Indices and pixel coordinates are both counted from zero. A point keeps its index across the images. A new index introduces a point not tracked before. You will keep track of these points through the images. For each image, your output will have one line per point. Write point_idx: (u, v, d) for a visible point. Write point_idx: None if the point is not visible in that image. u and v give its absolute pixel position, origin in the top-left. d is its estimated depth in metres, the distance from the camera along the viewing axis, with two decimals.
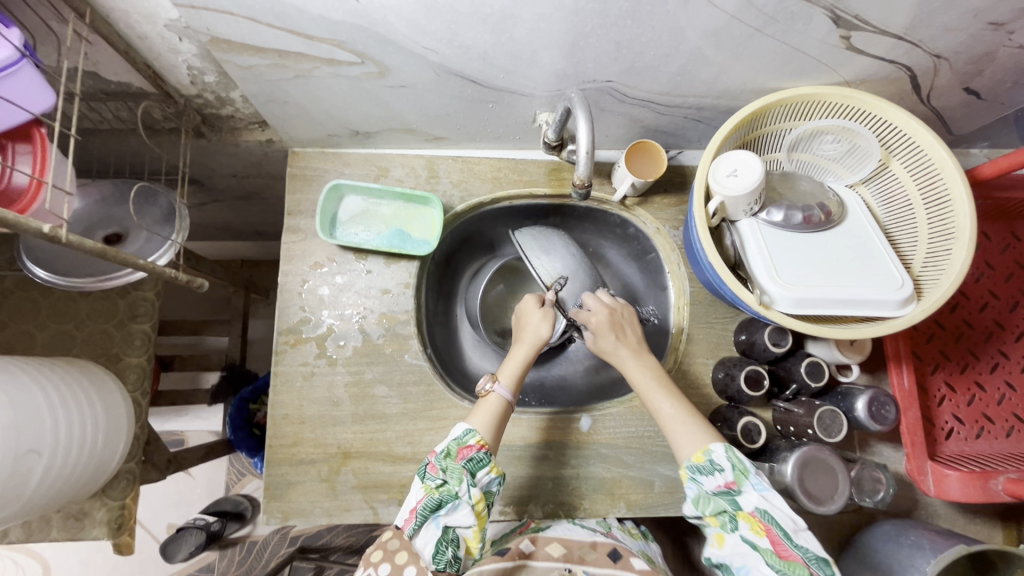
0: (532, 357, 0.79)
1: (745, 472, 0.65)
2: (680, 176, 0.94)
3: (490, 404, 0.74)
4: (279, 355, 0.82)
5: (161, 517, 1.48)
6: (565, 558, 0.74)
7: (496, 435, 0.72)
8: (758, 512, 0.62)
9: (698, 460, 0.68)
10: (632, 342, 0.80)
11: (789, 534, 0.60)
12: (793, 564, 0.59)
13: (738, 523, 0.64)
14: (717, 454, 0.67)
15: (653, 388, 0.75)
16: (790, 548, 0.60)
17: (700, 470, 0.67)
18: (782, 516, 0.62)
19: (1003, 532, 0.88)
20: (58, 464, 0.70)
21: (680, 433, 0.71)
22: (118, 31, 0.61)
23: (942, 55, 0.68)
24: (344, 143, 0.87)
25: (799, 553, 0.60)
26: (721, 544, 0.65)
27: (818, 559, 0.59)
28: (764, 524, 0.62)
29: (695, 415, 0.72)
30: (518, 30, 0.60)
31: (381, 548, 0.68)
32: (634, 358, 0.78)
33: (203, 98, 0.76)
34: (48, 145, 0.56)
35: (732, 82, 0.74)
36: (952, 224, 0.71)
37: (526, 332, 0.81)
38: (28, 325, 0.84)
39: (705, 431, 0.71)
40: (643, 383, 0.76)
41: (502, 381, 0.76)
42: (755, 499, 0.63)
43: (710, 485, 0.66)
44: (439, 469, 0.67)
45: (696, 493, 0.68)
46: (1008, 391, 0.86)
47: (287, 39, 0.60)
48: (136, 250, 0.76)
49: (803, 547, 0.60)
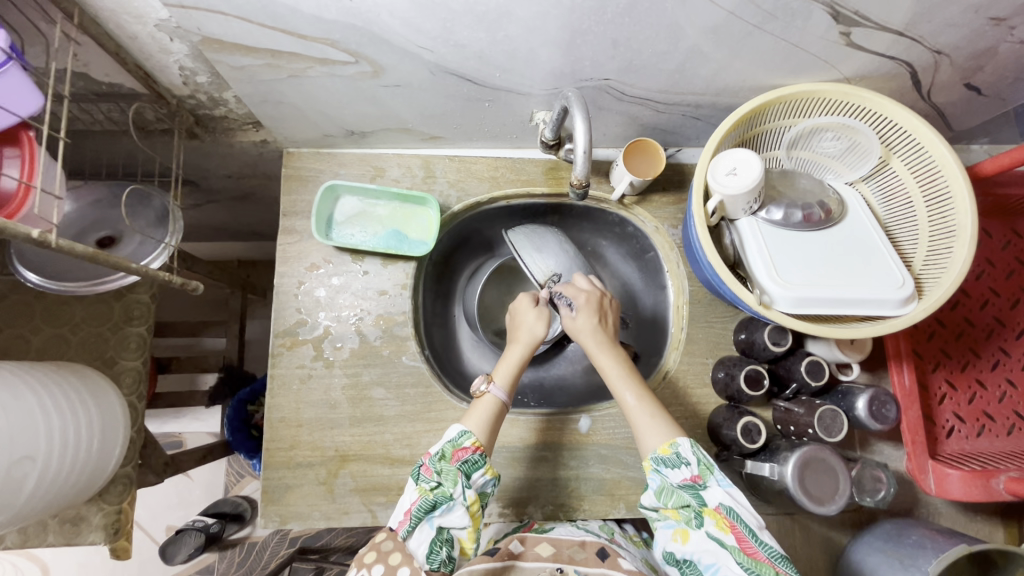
0: (526, 357, 0.79)
1: (709, 467, 0.66)
2: (679, 174, 0.93)
3: (485, 405, 0.73)
4: (275, 358, 0.81)
5: (160, 519, 1.48)
6: (555, 558, 0.70)
7: (491, 436, 0.71)
8: (723, 507, 0.63)
9: (664, 452, 0.67)
10: (608, 333, 0.79)
11: (754, 531, 0.61)
12: (759, 562, 0.59)
13: (703, 519, 0.63)
14: (684, 448, 0.67)
15: (621, 381, 0.74)
16: (756, 545, 0.60)
17: (665, 462, 0.66)
18: (746, 514, 0.62)
19: (1004, 531, 0.88)
20: (53, 470, 0.69)
21: (647, 426, 0.70)
22: (108, 31, 0.60)
23: (943, 51, 0.67)
24: (340, 143, 0.86)
25: (764, 551, 0.59)
26: (686, 540, 0.63)
27: (781, 558, 0.59)
28: (730, 521, 0.62)
29: (663, 409, 0.72)
30: (514, 28, 0.59)
31: (375, 549, 0.66)
32: (606, 349, 0.77)
33: (196, 99, 0.75)
34: (37, 148, 0.55)
35: (731, 79, 0.73)
36: (953, 222, 0.70)
37: (521, 331, 0.80)
38: (22, 329, 0.83)
39: (671, 426, 0.70)
40: (611, 375, 0.75)
41: (497, 382, 0.76)
42: (720, 495, 0.64)
43: (676, 478, 0.66)
44: (434, 471, 0.67)
45: (659, 485, 0.67)
46: (1009, 389, 0.86)
47: (280, 39, 0.59)
48: (129, 253, 0.75)
49: (767, 544, 0.60)
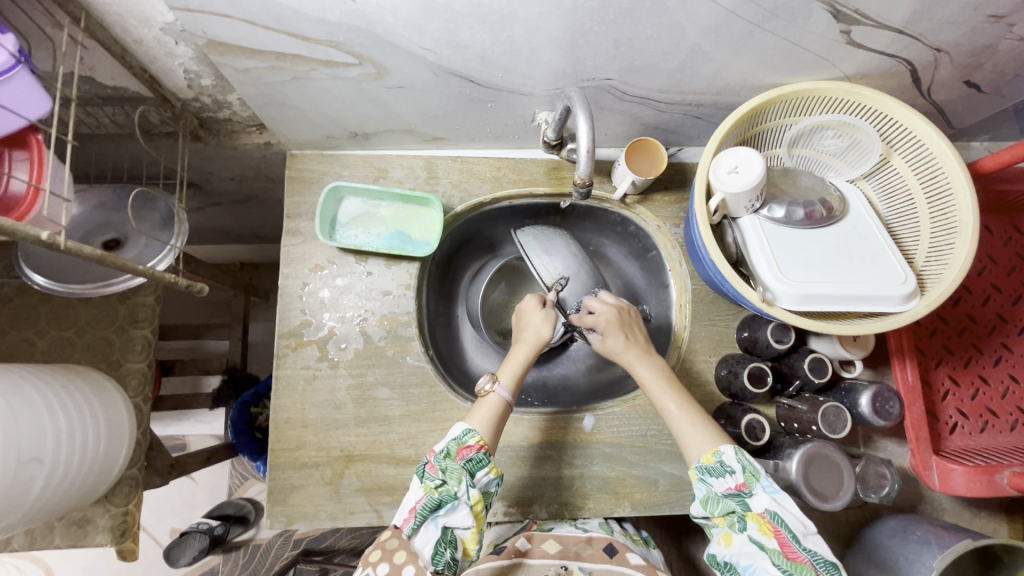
0: (532, 358, 0.79)
1: (755, 474, 0.65)
2: (680, 174, 0.94)
3: (488, 405, 0.73)
4: (280, 359, 0.81)
5: (164, 521, 1.48)
6: (561, 554, 0.74)
7: (496, 434, 0.72)
8: (768, 514, 0.62)
9: (708, 461, 0.67)
10: (642, 343, 0.79)
11: (798, 536, 0.61)
12: (800, 566, 0.60)
13: (747, 523, 0.64)
14: (727, 455, 0.67)
15: (662, 390, 0.74)
16: (799, 550, 0.60)
17: (710, 471, 0.67)
18: (793, 519, 0.62)
19: (1009, 527, 0.88)
20: (60, 472, 0.70)
21: (690, 436, 0.70)
22: (114, 35, 0.61)
23: (942, 49, 0.68)
24: (343, 145, 0.86)
25: (807, 555, 0.60)
26: (729, 544, 0.65)
27: (827, 563, 0.60)
28: (774, 526, 0.62)
29: (706, 416, 0.72)
30: (517, 29, 0.60)
31: (380, 547, 0.66)
32: (644, 359, 0.77)
33: (200, 102, 0.75)
34: (45, 151, 0.55)
35: (732, 78, 0.73)
36: (955, 218, 0.70)
37: (527, 332, 0.80)
38: (28, 332, 0.83)
39: (715, 433, 0.70)
40: (652, 385, 0.75)
41: (502, 381, 0.76)
42: (765, 501, 0.63)
43: (721, 487, 0.66)
44: (439, 469, 0.67)
45: (705, 493, 0.67)
46: (1012, 385, 0.86)
47: (284, 41, 0.59)
48: (135, 256, 0.75)
49: (812, 549, 0.60)
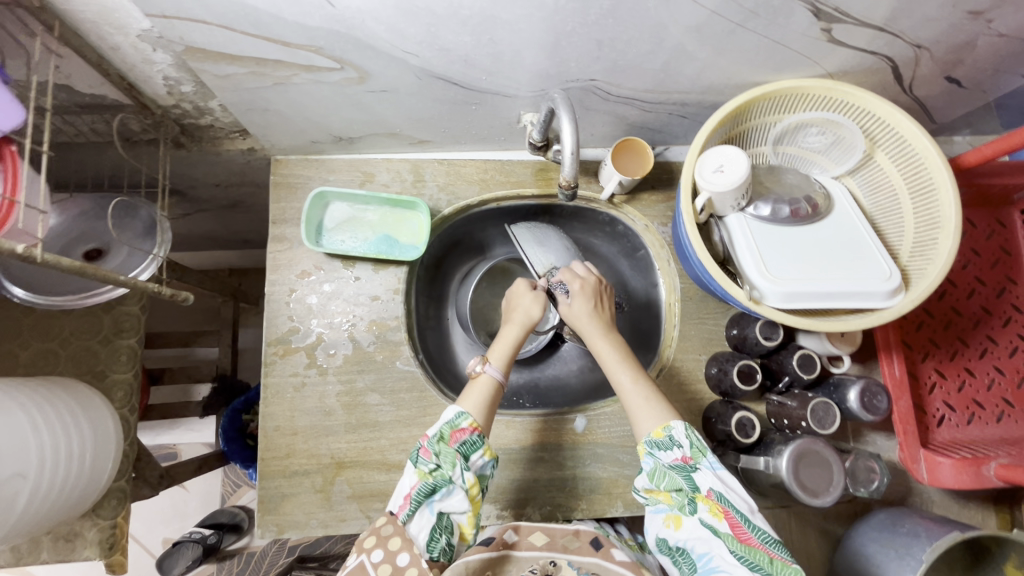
0: (522, 338, 0.79)
1: (702, 450, 0.66)
2: (667, 173, 0.94)
3: (481, 386, 0.73)
4: (268, 366, 0.81)
5: (156, 532, 1.47)
6: (549, 547, 0.73)
7: (487, 417, 0.71)
8: (715, 494, 0.63)
9: (657, 436, 0.67)
10: (604, 319, 0.80)
11: (747, 516, 0.61)
12: (752, 548, 0.60)
13: (696, 505, 0.63)
14: (678, 431, 0.67)
15: (618, 365, 0.75)
16: (750, 531, 0.60)
17: (659, 445, 0.67)
18: (738, 499, 0.63)
19: (996, 516, 0.89)
20: (44, 487, 0.69)
21: (642, 409, 0.70)
22: (89, 43, 0.60)
23: (923, 45, 0.68)
24: (328, 149, 0.86)
25: (758, 536, 0.60)
26: (679, 526, 0.64)
27: (775, 541, 0.60)
28: (722, 507, 0.62)
29: (659, 393, 0.72)
30: (499, 32, 0.60)
31: (374, 534, 0.65)
32: (603, 334, 0.78)
33: (182, 109, 0.74)
34: (20, 163, 0.54)
35: (716, 78, 0.74)
36: (938, 213, 0.71)
37: (516, 312, 0.80)
38: (10, 344, 0.82)
39: (667, 409, 0.70)
40: (608, 360, 0.76)
41: (493, 363, 0.76)
42: (711, 479, 0.64)
43: (667, 460, 0.66)
44: (432, 453, 0.66)
45: (652, 467, 0.67)
46: (997, 376, 0.87)
47: (263, 46, 0.59)
48: (118, 267, 0.74)
49: (761, 529, 0.60)
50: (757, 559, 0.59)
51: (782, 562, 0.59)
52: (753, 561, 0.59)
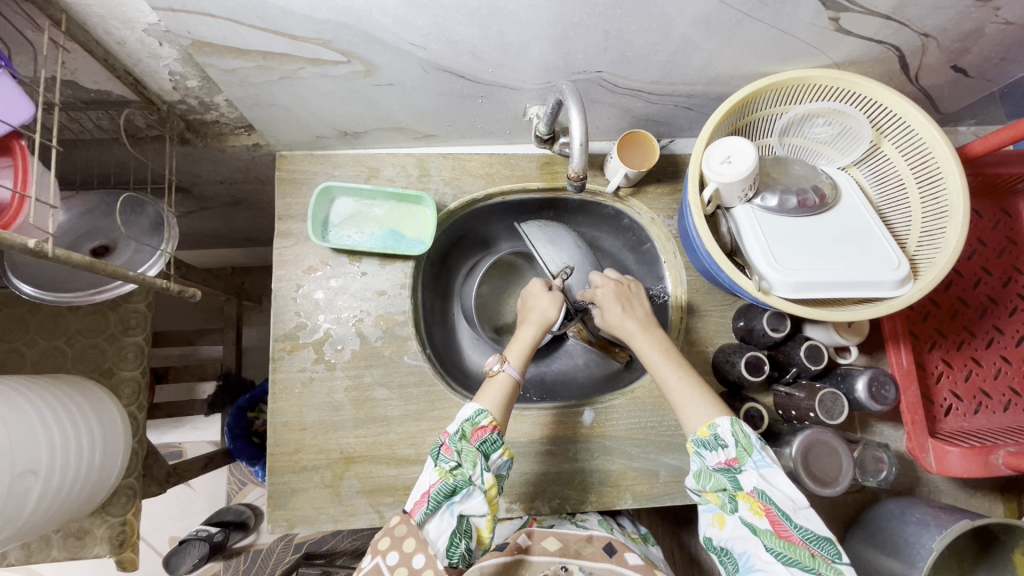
0: (538, 337, 0.79)
1: (747, 449, 0.64)
2: (672, 165, 0.94)
3: (499, 383, 0.73)
4: (276, 362, 0.81)
5: (162, 530, 1.48)
6: (562, 552, 0.75)
7: (507, 414, 0.71)
8: (757, 492, 0.62)
9: (703, 434, 0.66)
10: (640, 317, 0.79)
11: (789, 514, 0.60)
12: (792, 544, 0.59)
13: (738, 504, 0.63)
14: (723, 429, 0.66)
15: (661, 361, 0.74)
16: (791, 528, 0.59)
17: (705, 445, 0.66)
18: (782, 496, 0.62)
19: (1004, 506, 0.89)
20: (55, 485, 0.69)
21: (688, 408, 0.69)
22: (96, 38, 0.59)
23: (929, 34, 0.68)
24: (334, 145, 0.86)
25: (799, 533, 0.59)
26: (723, 526, 0.64)
27: (818, 538, 0.59)
28: (764, 504, 0.61)
29: (703, 387, 0.71)
30: (507, 23, 0.59)
31: (387, 535, 0.64)
32: (643, 333, 0.77)
33: (187, 104, 0.74)
34: (29, 158, 0.54)
35: (722, 69, 0.73)
36: (945, 203, 0.71)
37: (533, 313, 0.81)
38: (16, 343, 0.82)
39: (714, 405, 0.69)
40: (650, 356, 0.75)
41: (512, 362, 0.76)
42: (755, 478, 0.63)
43: (712, 461, 0.65)
44: (454, 451, 0.66)
45: (698, 468, 0.67)
46: (1004, 366, 0.87)
47: (270, 40, 0.58)
48: (125, 263, 0.73)
49: (803, 526, 0.60)
50: (795, 555, 0.59)
51: (824, 559, 0.58)
52: (792, 559, 0.59)
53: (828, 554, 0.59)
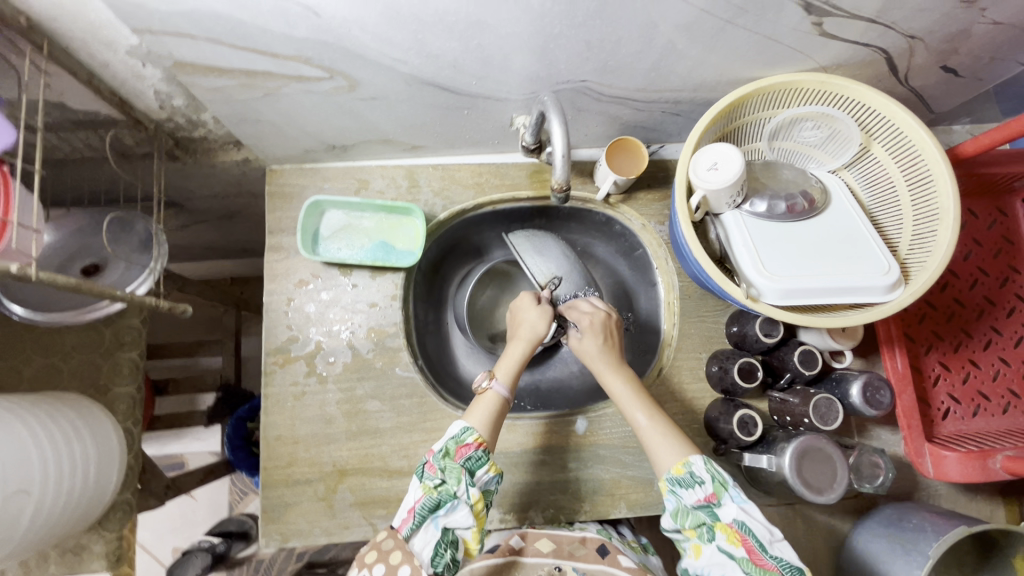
0: (528, 354, 0.79)
1: (723, 484, 0.65)
2: (662, 171, 0.94)
3: (486, 402, 0.73)
4: (268, 376, 0.81)
5: (165, 541, 1.51)
6: (556, 553, 0.75)
7: (494, 433, 0.71)
8: (736, 523, 0.62)
9: (677, 473, 0.67)
10: (615, 353, 0.79)
11: (764, 544, 0.61)
12: (768, 572, 0.60)
13: (715, 533, 0.64)
14: (697, 466, 0.66)
15: (631, 400, 0.74)
16: (766, 557, 0.60)
17: (680, 482, 0.66)
18: (759, 527, 0.62)
19: (1006, 510, 0.88)
20: (49, 504, 0.69)
21: (661, 447, 0.70)
22: (79, 60, 0.60)
23: (916, 36, 0.68)
24: (322, 158, 0.86)
25: (774, 562, 0.60)
26: (699, 555, 0.64)
27: (793, 568, 0.60)
28: (741, 535, 0.62)
29: (677, 431, 0.72)
30: (487, 37, 0.59)
31: (376, 549, 0.67)
32: (614, 370, 0.77)
33: (175, 122, 0.75)
34: (11, 183, 0.54)
35: (707, 75, 0.73)
36: (936, 205, 0.70)
37: (522, 329, 0.81)
38: (13, 361, 0.82)
39: (686, 444, 0.70)
40: (621, 396, 0.75)
41: (500, 379, 0.76)
42: (733, 511, 0.63)
43: (690, 499, 0.66)
44: (438, 469, 0.67)
45: (674, 506, 0.67)
46: (1002, 367, 0.86)
47: (251, 59, 0.59)
48: (115, 280, 0.74)
49: (778, 556, 0.60)
50: None
51: None
52: None
53: None
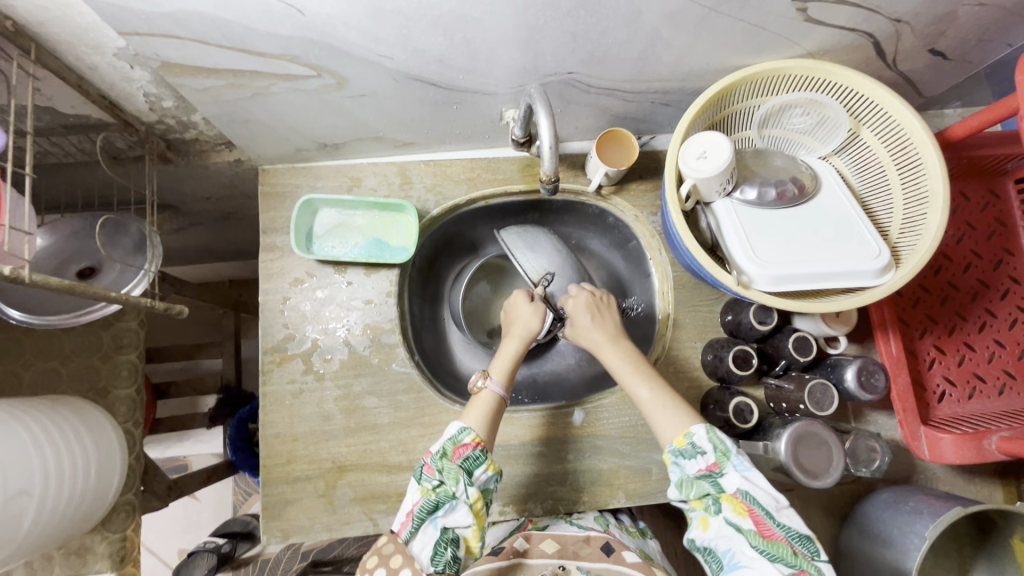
0: (523, 349, 0.80)
1: (726, 453, 0.65)
2: (654, 162, 0.94)
3: (483, 401, 0.74)
4: (266, 375, 0.82)
5: (171, 543, 1.53)
6: (560, 554, 0.74)
7: (491, 431, 0.72)
8: (741, 493, 0.63)
9: (679, 443, 0.68)
10: (610, 328, 0.80)
11: (771, 513, 0.61)
12: (776, 543, 0.60)
13: (721, 505, 0.64)
14: (699, 436, 0.67)
15: (630, 372, 0.75)
16: (773, 527, 0.61)
17: (682, 453, 0.67)
18: (764, 495, 0.62)
19: (1003, 491, 0.88)
20: (51, 506, 0.70)
21: (662, 417, 0.70)
22: (67, 64, 0.61)
23: (902, 19, 0.67)
24: (314, 156, 0.86)
25: (782, 532, 0.61)
26: (707, 528, 0.64)
27: (801, 537, 0.60)
28: (747, 505, 0.62)
29: (676, 397, 0.72)
30: (471, 30, 0.60)
31: (375, 554, 0.68)
32: (610, 344, 0.78)
33: (165, 124, 0.75)
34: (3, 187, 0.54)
35: (695, 63, 0.73)
36: (926, 188, 0.70)
37: (517, 325, 0.82)
38: (12, 365, 0.82)
39: (686, 413, 0.70)
40: (619, 367, 0.76)
41: (495, 377, 0.76)
42: (737, 480, 0.64)
43: (693, 469, 0.66)
44: (436, 470, 0.67)
45: (679, 477, 0.67)
46: (998, 349, 0.86)
47: (238, 58, 0.59)
48: (110, 283, 0.75)
49: (786, 524, 0.61)
50: (779, 553, 0.60)
51: (805, 556, 0.60)
52: (774, 556, 0.60)
53: (809, 551, 0.60)
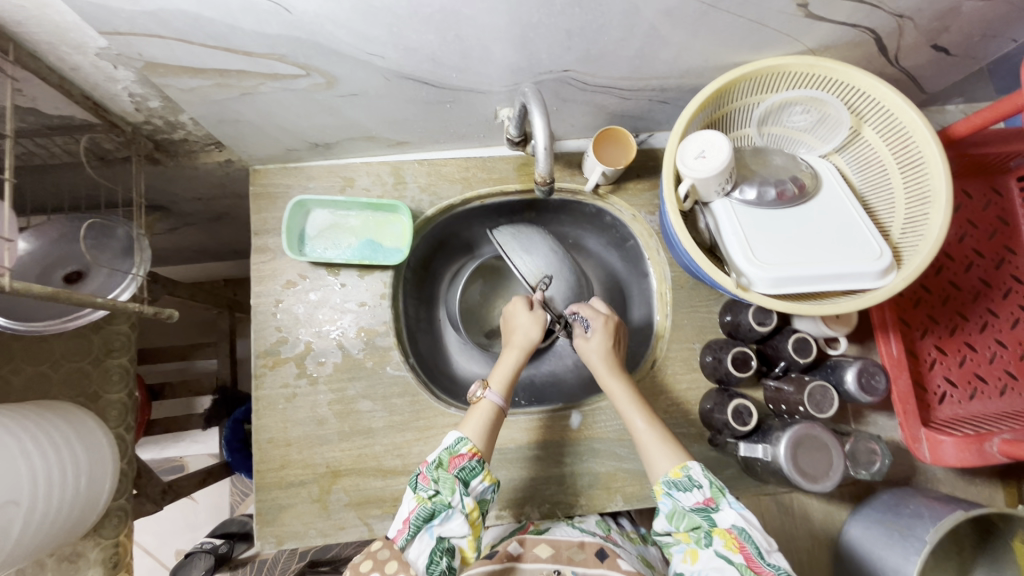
0: (521, 363, 0.79)
1: (721, 489, 0.65)
2: (652, 160, 0.93)
3: (482, 410, 0.73)
4: (259, 379, 0.81)
5: (168, 544, 1.53)
6: (554, 559, 0.73)
7: (489, 442, 0.71)
8: (735, 529, 0.63)
9: (675, 475, 0.67)
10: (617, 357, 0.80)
11: (763, 551, 0.61)
12: None
13: (713, 539, 0.64)
14: (696, 470, 0.67)
15: (630, 404, 0.75)
16: (764, 565, 0.60)
17: (677, 485, 0.67)
18: (758, 536, 0.62)
19: (1004, 493, 0.87)
20: (40, 514, 0.69)
21: (656, 450, 0.70)
22: (48, 64, 0.59)
23: (905, 15, 0.66)
24: (306, 156, 0.85)
25: (773, 570, 0.59)
26: (695, 560, 0.64)
27: None
28: (740, 542, 0.62)
29: (671, 436, 0.72)
30: (464, 28, 0.58)
31: (370, 558, 0.63)
32: (613, 372, 0.78)
33: (152, 124, 0.74)
34: None
35: (693, 61, 0.72)
36: (928, 187, 0.69)
37: (517, 335, 0.81)
38: (0, 370, 0.82)
39: (680, 450, 0.70)
40: (620, 399, 0.76)
41: (493, 388, 0.75)
42: (732, 516, 0.64)
43: (687, 501, 0.66)
44: (431, 480, 0.66)
45: (670, 508, 0.67)
46: (999, 349, 0.85)
47: (224, 58, 0.58)
48: (98, 287, 0.74)
49: (776, 564, 0.60)
50: None
51: None
52: None
53: None
